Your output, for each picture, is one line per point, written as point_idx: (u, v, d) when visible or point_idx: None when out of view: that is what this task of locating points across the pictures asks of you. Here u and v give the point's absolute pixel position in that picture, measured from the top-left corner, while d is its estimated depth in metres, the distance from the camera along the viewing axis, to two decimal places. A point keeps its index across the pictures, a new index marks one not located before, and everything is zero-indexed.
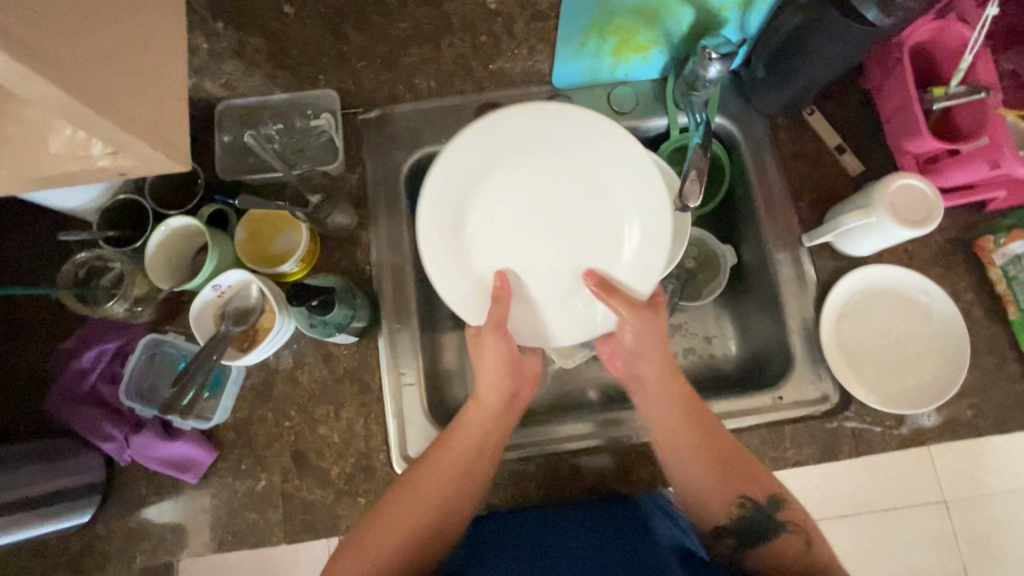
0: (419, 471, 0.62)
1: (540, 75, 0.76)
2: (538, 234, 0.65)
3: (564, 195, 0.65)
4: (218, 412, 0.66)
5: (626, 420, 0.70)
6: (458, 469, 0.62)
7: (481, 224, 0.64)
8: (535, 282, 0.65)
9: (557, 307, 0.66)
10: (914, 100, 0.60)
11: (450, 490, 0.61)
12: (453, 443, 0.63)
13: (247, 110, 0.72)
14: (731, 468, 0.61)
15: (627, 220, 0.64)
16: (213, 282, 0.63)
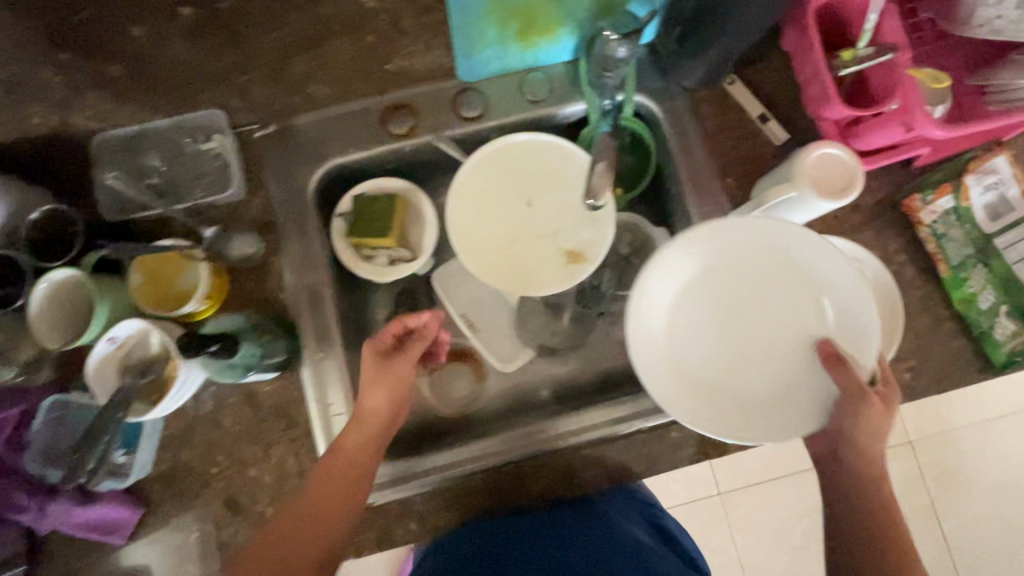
0: (317, 478, 0.59)
1: (443, 70, 0.72)
2: (736, 330, 0.62)
3: (776, 289, 0.61)
4: (137, 468, 0.62)
5: (573, 422, 0.68)
6: (346, 481, 0.59)
7: (683, 324, 0.62)
8: (743, 382, 0.61)
9: (767, 409, 0.60)
10: (822, 66, 0.58)
11: (330, 507, 0.58)
12: (342, 453, 0.60)
13: (127, 141, 0.66)
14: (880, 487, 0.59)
15: (846, 326, 0.59)
16: (108, 335, 0.59)
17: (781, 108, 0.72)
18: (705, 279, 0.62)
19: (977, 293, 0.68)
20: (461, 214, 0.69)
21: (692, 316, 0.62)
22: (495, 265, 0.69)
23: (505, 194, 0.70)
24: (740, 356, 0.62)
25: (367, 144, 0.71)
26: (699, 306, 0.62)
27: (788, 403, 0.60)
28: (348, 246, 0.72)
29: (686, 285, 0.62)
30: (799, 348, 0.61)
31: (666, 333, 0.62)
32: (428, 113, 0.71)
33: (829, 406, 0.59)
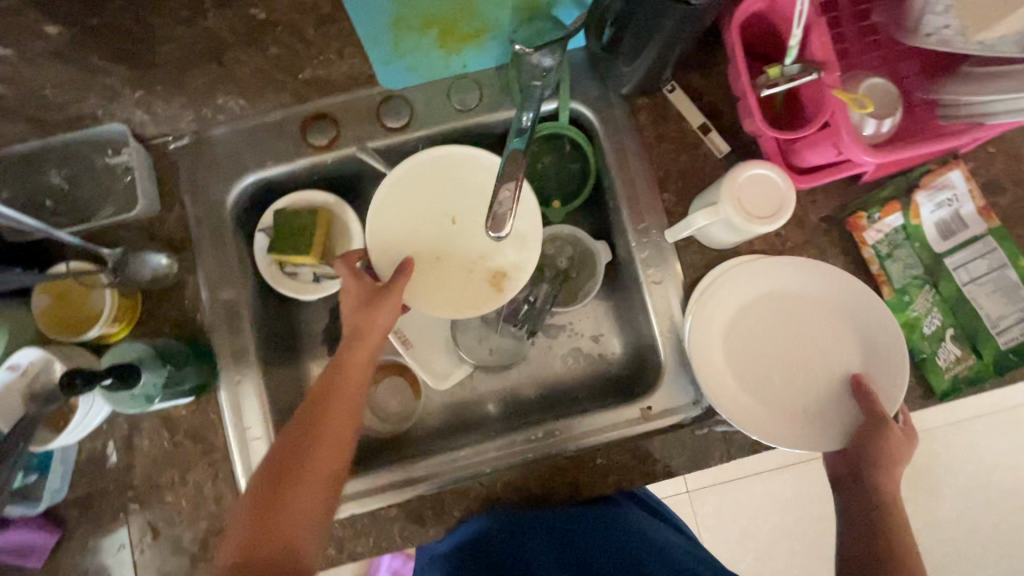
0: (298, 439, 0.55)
1: (364, 78, 0.68)
2: (789, 355, 0.64)
3: (825, 324, 0.64)
4: (49, 494, 0.62)
5: (514, 439, 0.68)
6: (308, 474, 0.53)
7: (739, 341, 0.65)
8: (789, 398, 0.63)
9: (807, 424, 0.62)
10: (747, 83, 0.53)
11: (293, 511, 0.52)
12: (331, 424, 0.56)
13: (30, 156, 0.64)
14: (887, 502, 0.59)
15: (879, 362, 0.62)
16: (9, 362, 0.57)
17: (723, 118, 0.68)
18: (768, 302, 0.65)
19: (921, 316, 0.65)
20: (380, 239, 0.64)
21: (744, 341, 0.65)
22: (423, 290, 0.64)
23: (424, 212, 0.65)
24: (736, 383, 0.64)
25: (289, 156, 0.68)
26: (762, 324, 0.65)
27: (824, 419, 0.62)
28: (272, 263, 0.70)
29: (743, 311, 0.65)
30: (814, 382, 0.63)
31: (724, 345, 0.65)
32: (350, 124, 0.68)
33: (833, 431, 0.62)
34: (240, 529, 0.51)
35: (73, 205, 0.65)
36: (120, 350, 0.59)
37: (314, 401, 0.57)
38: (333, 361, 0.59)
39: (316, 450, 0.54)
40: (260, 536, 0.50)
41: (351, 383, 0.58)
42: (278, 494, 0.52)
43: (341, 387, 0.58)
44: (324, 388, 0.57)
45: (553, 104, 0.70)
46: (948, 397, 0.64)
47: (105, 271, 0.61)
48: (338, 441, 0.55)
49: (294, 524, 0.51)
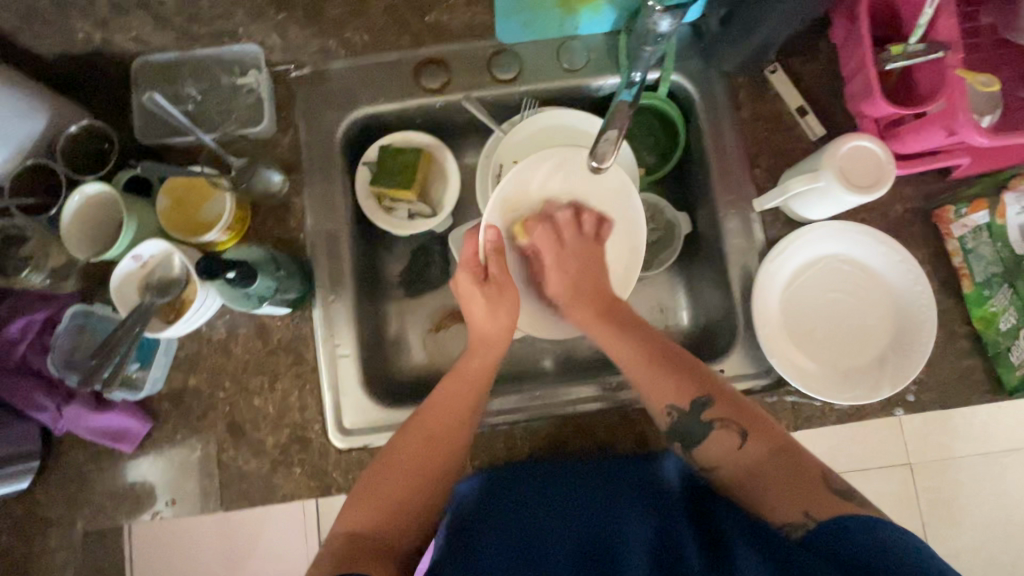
0: (441, 431, 0.59)
1: (482, 28, 0.72)
2: (835, 318, 0.68)
3: (869, 294, 0.68)
4: (150, 383, 0.66)
5: (562, 392, 0.70)
6: (421, 472, 0.57)
7: (792, 298, 0.68)
8: (829, 355, 0.67)
9: (841, 379, 0.66)
10: (869, 59, 0.57)
11: (410, 503, 0.56)
12: (456, 426, 0.59)
13: (167, 67, 0.69)
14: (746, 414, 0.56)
15: (914, 329, 0.65)
16: (133, 253, 0.62)
17: (821, 102, 0.70)
18: (824, 268, 0.68)
19: (998, 313, 0.66)
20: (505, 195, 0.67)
21: (800, 298, 0.68)
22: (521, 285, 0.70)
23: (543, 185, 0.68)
24: (788, 337, 0.67)
25: (400, 96, 0.71)
26: (817, 287, 0.68)
27: (859, 378, 0.66)
28: (370, 196, 0.73)
29: (801, 272, 0.69)
30: (855, 341, 0.67)
31: (779, 301, 0.68)
32: (460, 71, 0.71)
33: (870, 387, 0.65)
34: (358, 506, 0.56)
35: (200, 117, 0.69)
36: (242, 251, 0.63)
37: (435, 405, 0.60)
38: (454, 370, 0.63)
39: (433, 458, 0.58)
40: (379, 517, 0.55)
41: (471, 393, 0.61)
42: (391, 481, 0.56)
43: (455, 395, 0.61)
44: (443, 396, 0.61)
45: (655, 74, 0.72)
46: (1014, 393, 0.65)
47: (226, 178, 0.65)
48: (450, 450, 0.58)
49: (407, 517, 0.56)
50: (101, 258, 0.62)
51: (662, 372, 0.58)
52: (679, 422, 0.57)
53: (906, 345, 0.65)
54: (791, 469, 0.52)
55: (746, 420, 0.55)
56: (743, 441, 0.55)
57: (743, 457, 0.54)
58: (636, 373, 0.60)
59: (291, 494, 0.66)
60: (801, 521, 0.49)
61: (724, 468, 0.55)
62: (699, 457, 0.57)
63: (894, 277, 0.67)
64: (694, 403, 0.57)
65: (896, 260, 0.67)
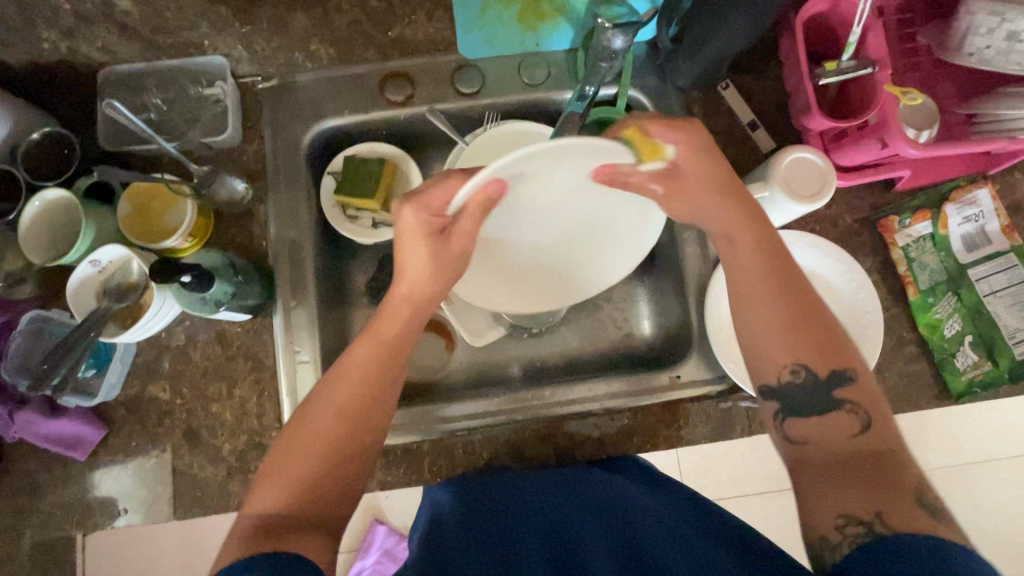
0: (336, 382, 0.54)
1: (446, 43, 0.74)
2: None
3: None
4: (104, 388, 0.66)
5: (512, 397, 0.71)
6: (339, 452, 0.52)
7: None
8: None
9: None
10: (807, 76, 0.61)
11: (322, 486, 0.51)
12: (346, 380, 0.54)
13: (134, 77, 0.71)
14: (801, 324, 0.50)
15: (859, 330, 0.67)
16: (92, 258, 0.62)
17: (771, 118, 0.73)
18: None
19: (942, 319, 0.68)
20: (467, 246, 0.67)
21: None
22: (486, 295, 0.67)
23: None
24: None
25: (365, 107, 0.72)
26: None
27: None
28: (335, 205, 0.73)
29: None
30: None
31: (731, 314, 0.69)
32: (425, 84, 0.73)
33: None
34: (267, 488, 0.50)
35: (166, 125, 0.71)
36: (200, 257, 0.64)
37: (342, 377, 0.54)
38: (368, 333, 0.56)
39: (336, 441, 0.52)
40: (296, 500, 0.49)
41: (384, 363, 0.55)
42: (302, 460, 0.51)
43: (365, 385, 0.54)
44: (356, 361, 0.55)
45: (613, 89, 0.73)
46: (961, 398, 0.67)
47: (188, 185, 0.66)
48: (359, 433, 0.53)
49: (328, 496, 0.51)
50: (58, 262, 0.63)
51: (789, 332, 0.50)
52: (795, 385, 0.50)
53: (857, 346, 0.67)
54: (878, 473, 0.44)
55: (878, 412, 0.47)
56: (862, 429, 0.46)
57: (855, 446, 0.46)
58: (750, 292, 0.51)
59: (248, 501, 0.65)
60: (868, 520, 0.41)
61: (808, 448, 0.48)
62: (794, 432, 0.49)
63: (834, 285, 0.69)
64: (829, 374, 0.48)
65: (836, 268, 0.69)
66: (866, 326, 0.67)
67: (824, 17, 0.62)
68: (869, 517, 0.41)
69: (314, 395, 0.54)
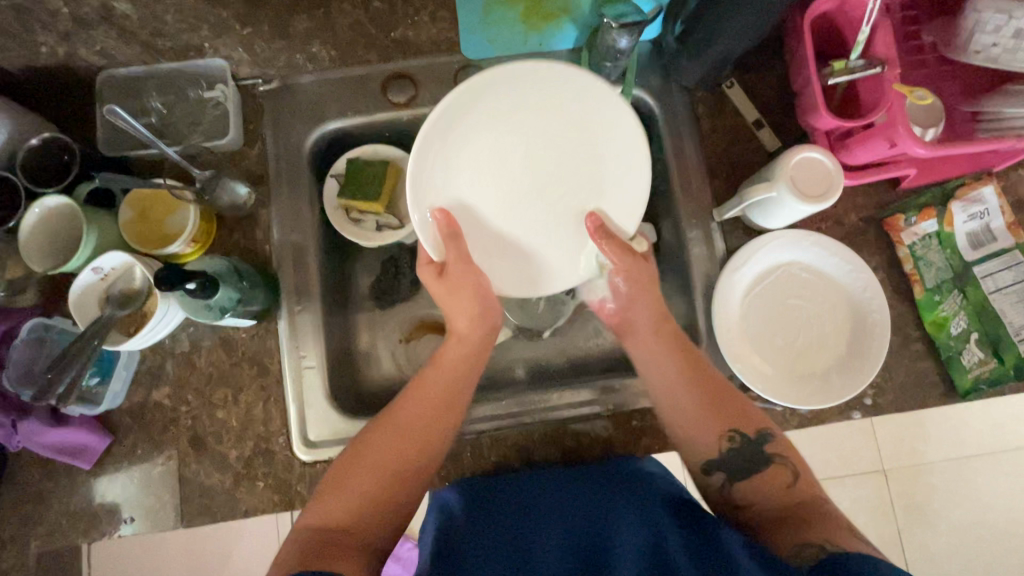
0: (403, 406, 0.57)
1: (449, 44, 0.73)
2: (790, 327, 0.70)
3: (821, 299, 0.70)
4: (109, 397, 0.65)
5: (521, 400, 0.71)
6: (401, 472, 0.54)
7: (749, 309, 0.70)
8: (784, 364, 0.69)
9: (800, 386, 0.67)
10: (814, 76, 0.61)
11: (375, 502, 0.53)
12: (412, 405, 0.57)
13: (134, 81, 0.70)
14: (717, 406, 0.58)
15: (865, 330, 0.67)
16: (94, 265, 0.61)
17: (777, 117, 0.73)
18: (778, 279, 0.70)
19: (949, 317, 0.68)
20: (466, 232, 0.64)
21: (757, 308, 0.70)
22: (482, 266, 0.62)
23: None
24: (748, 347, 0.69)
25: (367, 109, 0.71)
26: (771, 297, 0.70)
27: (820, 381, 0.67)
28: (338, 208, 0.72)
29: (757, 283, 0.70)
30: (812, 347, 0.69)
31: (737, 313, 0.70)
32: (428, 86, 0.72)
33: (831, 393, 0.66)
34: (327, 500, 0.53)
35: (167, 130, 0.70)
36: (204, 263, 0.63)
37: (409, 401, 0.58)
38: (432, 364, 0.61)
39: (396, 465, 0.55)
40: (353, 514, 0.52)
41: (449, 391, 0.59)
42: (363, 476, 0.54)
43: (421, 415, 0.57)
44: (420, 388, 0.58)
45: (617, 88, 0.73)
46: (968, 395, 0.67)
47: (191, 190, 0.65)
48: (412, 459, 0.55)
49: (383, 512, 0.53)
50: (59, 271, 0.62)
51: (704, 410, 0.58)
52: (729, 454, 0.57)
53: (864, 345, 0.67)
54: (812, 514, 0.52)
55: (803, 466, 0.56)
56: (792, 482, 0.55)
57: (789, 494, 0.55)
58: (673, 390, 0.60)
59: (255, 508, 0.65)
60: (821, 543, 0.48)
61: (757, 504, 0.56)
62: (738, 491, 0.57)
63: (840, 284, 0.69)
64: (758, 435, 0.57)
65: (843, 266, 0.69)
66: (872, 325, 0.67)
67: (831, 16, 0.62)
68: (820, 541, 0.48)
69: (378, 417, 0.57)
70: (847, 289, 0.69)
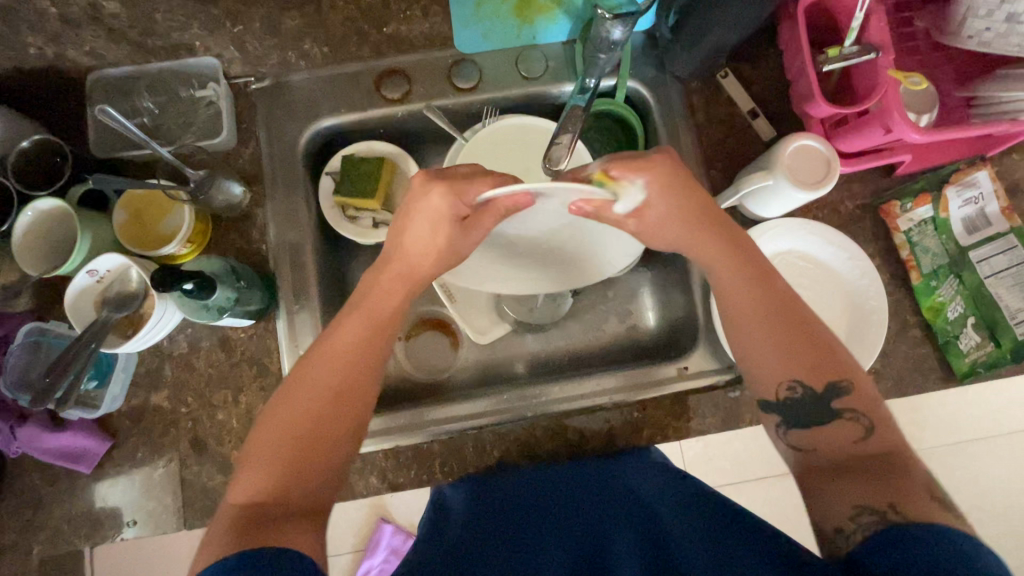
0: (313, 361, 0.52)
1: (441, 38, 0.73)
2: None
3: (821, 288, 0.70)
4: (107, 401, 0.65)
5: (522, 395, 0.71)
6: (322, 427, 0.49)
7: None
8: None
9: None
10: (809, 64, 0.61)
11: (308, 465, 0.48)
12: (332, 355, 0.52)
13: (124, 81, 0.69)
14: (797, 345, 0.50)
15: (863, 317, 0.68)
16: (89, 268, 0.60)
17: (772, 107, 0.73)
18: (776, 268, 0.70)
19: (946, 302, 0.69)
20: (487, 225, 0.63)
21: None
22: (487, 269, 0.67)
23: None
24: None
25: (361, 106, 0.71)
26: None
27: None
28: (334, 205, 0.72)
29: None
30: None
31: None
32: (422, 81, 0.72)
33: None
34: (248, 472, 0.47)
35: (160, 130, 0.70)
36: (200, 264, 0.63)
37: (325, 350, 0.53)
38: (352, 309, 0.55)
39: (325, 418, 0.50)
40: (277, 483, 0.47)
41: (369, 336, 0.54)
42: (281, 436, 0.49)
43: (349, 348, 0.52)
44: (335, 338, 0.53)
45: (612, 81, 0.73)
46: (965, 378, 0.67)
47: (185, 190, 0.64)
48: (354, 406, 0.51)
49: (313, 475, 0.48)
50: (54, 273, 0.61)
51: (777, 349, 0.51)
52: (798, 400, 0.50)
53: (862, 332, 0.67)
54: (887, 473, 0.44)
55: (882, 420, 0.48)
56: (869, 434, 0.47)
57: (864, 451, 0.46)
58: (741, 323, 0.53)
59: None
60: (883, 509, 0.41)
61: (818, 458, 0.48)
62: (800, 443, 0.50)
63: (839, 272, 0.69)
64: (826, 388, 0.49)
65: (841, 255, 0.69)
66: (870, 313, 0.67)
67: (824, 4, 0.62)
68: (884, 506, 0.41)
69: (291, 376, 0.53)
70: (845, 277, 0.69)
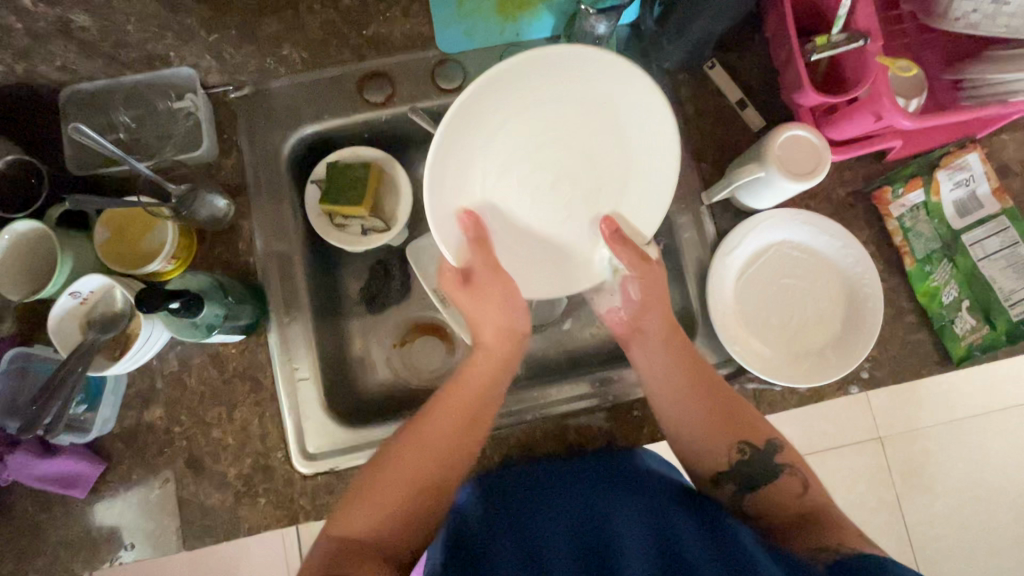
0: (422, 421, 0.59)
1: (423, 38, 0.71)
2: (785, 307, 0.69)
3: (814, 278, 0.70)
4: (97, 424, 0.63)
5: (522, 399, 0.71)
6: (424, 481, 0.56)
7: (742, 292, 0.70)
8: (780, 344, 0.69)
9: (795, 365, 0.68)
10: (797, 53, 0.60)
11: (404, 512, 0.55)
12: (435, 418, 0.59)
13: (99, 95, 0.67)
14: (728, 418, 0.60)
15: (858, 305, 0.67)
16: (72, 290, 0.59)
17: (760, 95, 0.72)
18: (770, 260, 0.70)
19: (940, 286, 0.68)
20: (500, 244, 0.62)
21: (749, 290, 0.70)
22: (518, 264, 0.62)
23: None
24: (742, 330, 0.69)
25: (344, 111, 0.70)
26: (764, 278, 0.70)
27: (816, 360, 0.68)
28: (322, 214, 0.71)
29: (750, 266, 0.70)
30: (807, 327, 0.69)
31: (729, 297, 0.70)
32: (406, 84, 0.70)
33: (827, 370, 0.66)
34: (352, 510, 0.54)
35: (138, 144, 0.68)
36: (186, 282, 0.61)
37: (436, 412, 0.59)
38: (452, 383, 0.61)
39: (424, 471, 0.56)
40: (376, 525, 0.53)
41: (466, 417, 0.59)
42: (386, 488, 0.55)
43: (451, 415, 0.59)
44: (444, 405, 0.59)
45: None
46: (962, 362, 0.67)
47: (167, 207, 0.62)
48: (449, 469, 0.57)
49: (409, 523, 0.55)
50: (35, 297, 0.60)
51: (710, 420, 0.60)
52: (749, 460, 0.59)
53: (858, 320, 0.67)
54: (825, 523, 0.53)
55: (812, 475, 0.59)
56: (805, 489, 0.58)
57: (801, 504, 0.56)
58: (679, 397, 0.61)
59: (258, 525, 0.64)
60: (834, 547, 0.49)
61: (771, 515, 0.57)
62: (750, 504, 0.59)
63: (833, 261, 0.69)
64: (766, 447, 0.59)
65: (835, 244, 0.69)
66: (866, 300, 0.67)
67: None
68: (835, 544, 0.49)
69: (403, 431, 0.59)
70: (840, 265, 0.69)
